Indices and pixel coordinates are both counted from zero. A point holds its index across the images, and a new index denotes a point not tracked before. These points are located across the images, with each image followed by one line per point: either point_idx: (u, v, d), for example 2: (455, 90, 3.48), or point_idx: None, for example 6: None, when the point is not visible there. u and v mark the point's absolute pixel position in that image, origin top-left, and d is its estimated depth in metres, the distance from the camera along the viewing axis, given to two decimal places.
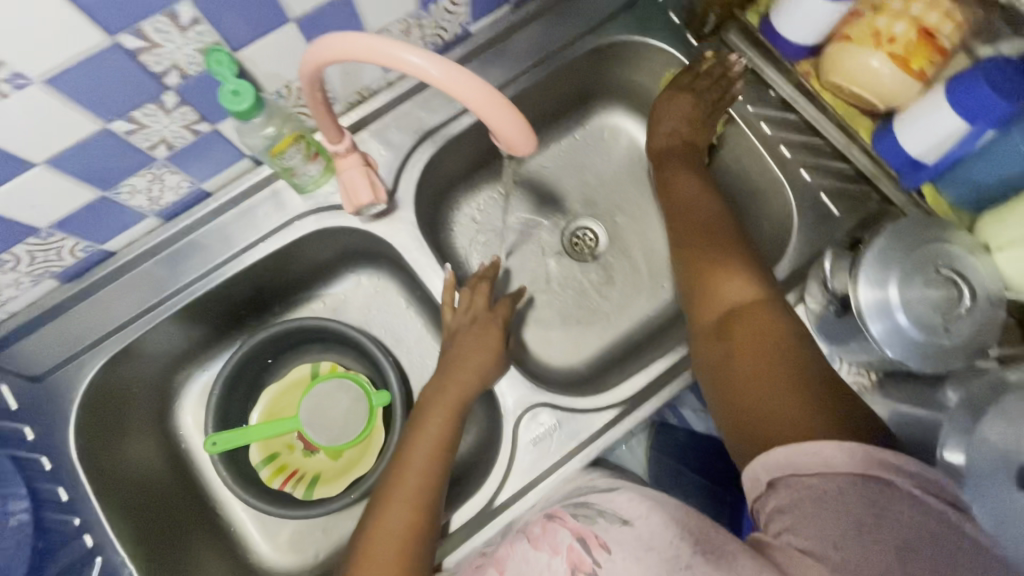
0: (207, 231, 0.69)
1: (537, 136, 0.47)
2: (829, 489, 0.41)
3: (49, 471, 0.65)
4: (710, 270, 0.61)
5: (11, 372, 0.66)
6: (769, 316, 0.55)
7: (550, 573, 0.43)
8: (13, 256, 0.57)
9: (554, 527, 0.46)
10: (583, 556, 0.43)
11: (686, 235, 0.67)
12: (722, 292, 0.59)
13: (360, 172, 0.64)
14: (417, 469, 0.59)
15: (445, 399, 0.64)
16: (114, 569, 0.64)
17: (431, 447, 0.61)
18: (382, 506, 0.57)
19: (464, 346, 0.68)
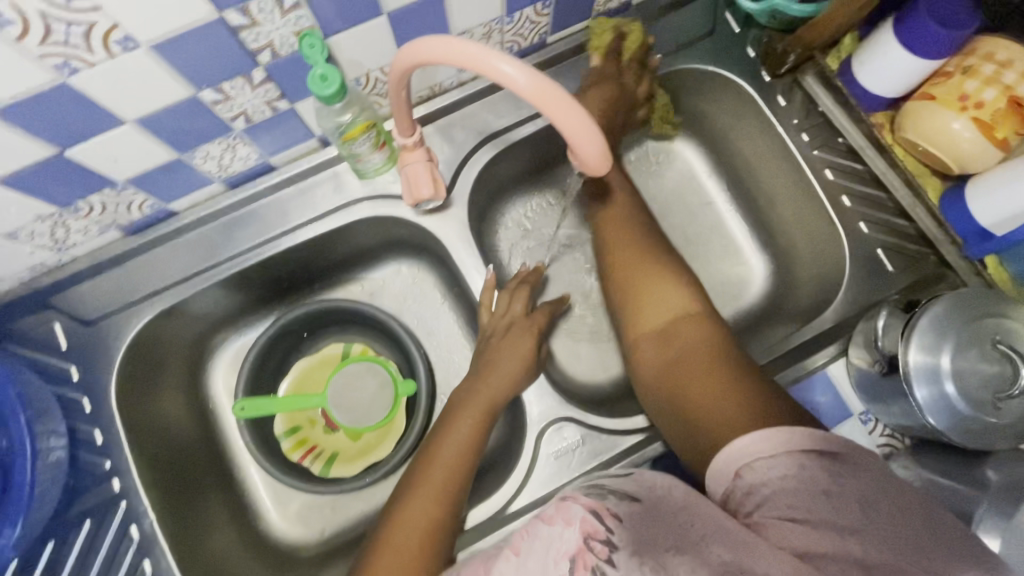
0: (267, 204, 0.71)
1: (611, 157, 0.47)
2: (788, 464, 0.44)
3: (89, 413, 0.67)
4: (642, 285, 0.65)
5: (66, 313, 0.68)
6: (700, 330, 0.59)
7: (562, 543, 0.43)
8: (87, 205, 0.60)
9: (568, 505, 0.45)
10: (596, 525, 0.43)
11: (619, 244, 0.69)
12: (653, 305, 0.63)
13: (425, 166, 0.65)
14: (446, 463, 0.60)
15: (482, 397, 0.65)
16: (137, 515, 0.66)
17: (461, 445, 0.62)
18: (410, 494, 0.59)
19: (502, 357, 0.68)
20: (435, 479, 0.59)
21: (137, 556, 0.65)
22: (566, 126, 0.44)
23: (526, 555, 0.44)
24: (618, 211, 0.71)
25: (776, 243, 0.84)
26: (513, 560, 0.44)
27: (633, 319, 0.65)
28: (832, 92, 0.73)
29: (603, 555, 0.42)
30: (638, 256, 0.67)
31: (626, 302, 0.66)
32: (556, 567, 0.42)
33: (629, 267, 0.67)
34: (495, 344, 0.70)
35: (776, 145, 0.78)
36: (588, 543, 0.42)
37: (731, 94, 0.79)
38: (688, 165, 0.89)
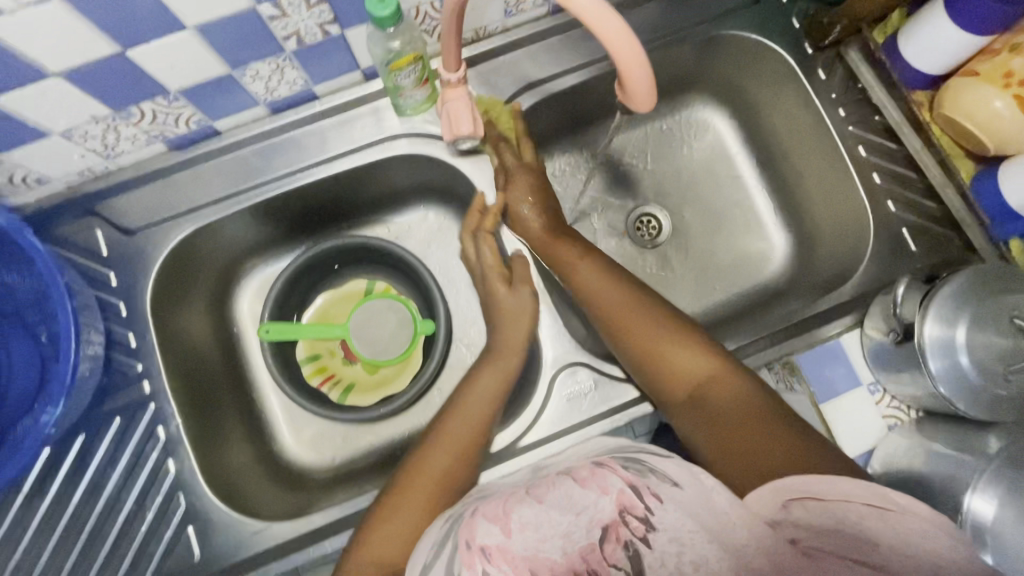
0: (307, 132, 0.73)
1: (656, 90, 0.48)
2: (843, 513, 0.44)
3: (125, 318, 0.70)
4: (662, 344, 0.62)
5: (108, 221, 0.70)
6: (736, 384, 0.58)
7: (597, 510, 0.45)
8: (139, 112, 0.61)
9: (603, 472, 0.48)
10: (633, 500, 0.46)
11: (614, 309, 0.65)
12: (677, 365, 0.60)
13: (466, 104, 0.67)
14: (472, 417, 0.63)
15: (506, 357, 0.67)
16: (164, 418, 0.69)
17: (485, 399, 0.65)
18: (433, 444, 0.62)
19: (507, 305, 0.71)
20: (459, 436, 0.62)
21: (162, 456, 0.68)
22: (619, 56, 0.45)
23: (549, 505, 0.47)
24: (602, 282, 0.67)
25: (800, 220, 0.85)
26: (535, 506, 0.47)
27: (651, 378, 0.62)
28: (874, 66, 0.74)
29: (638, 532, 0.45)
30: (643, 317, 0.64)
31: (639, 361, 0.63)
32: (588, 533, 0.45)
33: (635, 328, 0.63)
34: (496, 293, 0.72)
35: (812, 119, 0.78)
36: (624, 517, 0.45)
37: (771, 65, 0.79)
38: (718, 139, 0.90)
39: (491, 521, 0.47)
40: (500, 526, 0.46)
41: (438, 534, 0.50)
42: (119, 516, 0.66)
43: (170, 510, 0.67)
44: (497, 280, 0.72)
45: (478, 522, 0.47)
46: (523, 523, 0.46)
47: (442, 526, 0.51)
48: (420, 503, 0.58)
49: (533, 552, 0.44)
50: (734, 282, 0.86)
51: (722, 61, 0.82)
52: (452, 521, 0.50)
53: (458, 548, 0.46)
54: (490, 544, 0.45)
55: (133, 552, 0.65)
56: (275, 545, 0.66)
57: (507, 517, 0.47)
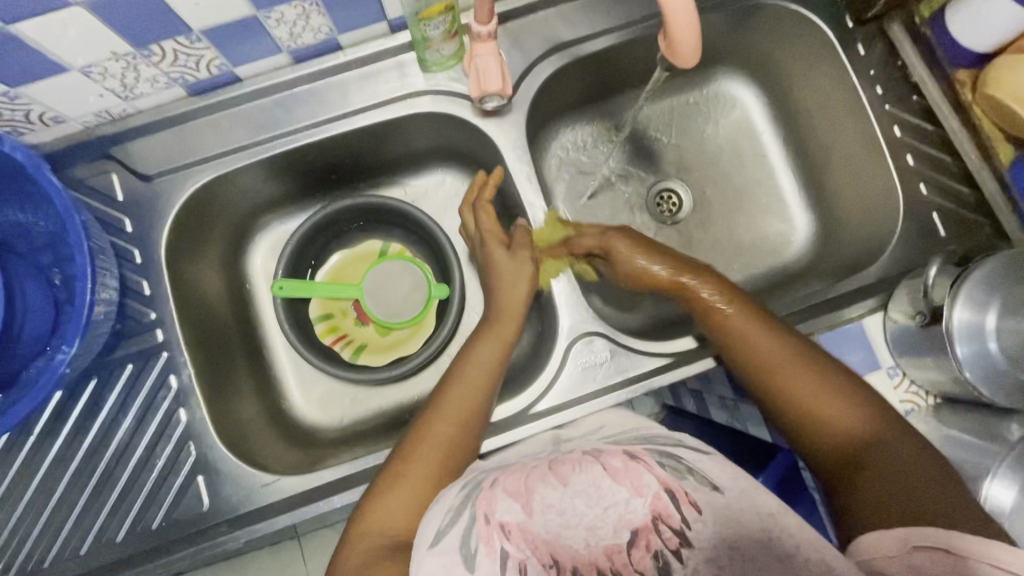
0: (330, 84, 0.71)
1: (701, 39, 0.45)
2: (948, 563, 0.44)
3: (139, 265, 0.69)
4: (823, 393, 0.55)
5: (124, 166, 0.69)
6: (905, 445, 0.52)
7: (627, 509, 0.43)
8: (160, 51, 0.60)
9: (637, 468, 0.45)
10: (669, 508, 0.43)
11: (766, 353, 0.59)
12: (839, 419, 0.54)
13: (495, 59, 0.65)
14: (472, 386, 0.61)
15: (505, 324, 0.67)
16: (176, 367, 0.68)
17: (485, 368, 0.63)
18: (433, 414, 0.59)
19: (504, 270, 0.70)
20: (461, 405, 0.60)
21: (173, 406, 0.68)
22: (674, 20, 0.44)
23: (575, 491, 0.44)
24: (750, 332, 0.60)
25: (825, 202, 0.83)
26: (560, 488, 0.45)
27: (806, 440, 0.56)
28: (917, 43, 0.72)
29: (671, 544, 0.42)
30: (800, 374, 0.57)
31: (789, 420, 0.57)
32: (616, 532, 0.42)
33: (792, 379, 0.57)
34: (492, 256, 0.71)
35: (847, 96, 0.76)
36: (657, 523, 0.42)
37: (809, 39, 0.77)
38: (747, 115, 0.88)
39: (512, 497, 0.45)
40: (522, 504, 0.44)
41: (453, 501, 0.49)
42: (130, 462, 0.66)
43: (180, 459, 0.67)
44: (493, 242, 0.71)
45: (498, 496, 0.46)
46: (547, 505, 0.44)
47: (458, 494, 0.49)
48: (425, 475, 0.55)
49: (553, 537, 0.42)
50: (753, 262, 0.85)
51: (757, 33, 0.79)
52: (471, 490, 0.49)
53: (476, 520, 0.44)
54: (509, 520, 0.44)
55: (143, 497, 0.66)
56: (285, 497, 0.66)
57: (530, 495, 0.45)
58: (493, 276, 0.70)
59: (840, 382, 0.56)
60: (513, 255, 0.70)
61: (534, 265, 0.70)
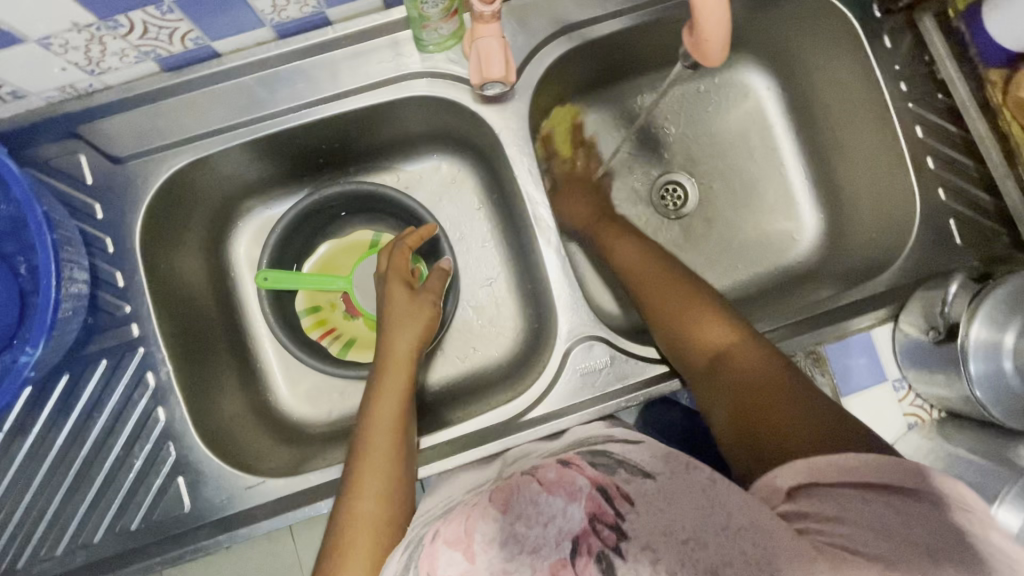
0: (318, 61, 0.66)
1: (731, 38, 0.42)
2: (853, 496, 0.43)
3: (111, 255, 0.65)
4: (682, 315, 0.60)
5: (92, 146, 0.64)
6: (754, 359, 0.55)
7: (564, 518, 0.41)
8: (128, 22, 0.54)
9: (572, 474, 0.44)
10: (604, 506, 0.42)
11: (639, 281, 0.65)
12: (695, 334, 0.58)
13: (499, 43, 0.60)
14: (381, 454, 0.57)
15: (396, 370, 0.62)
16: (152, 364, 0.65)
17: (388, 430, 0.58)
18: (351, 494, 0.55)
19: (398, 308, 0.66)
20: (376, 479, 0.55)
21: (151, 404, 0.64)
22: (709, 40, 0.41)
23: (516, 515, 0.41)
24: (643, 261, 0.67)
25: (837, 201, 0.80)
26: (501, 519, 0.41)
27: (691, 359, 0.58)
28: (949, 39, 0.68)
29: (610, 542, 0.40)
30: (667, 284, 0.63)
31: (674, 335, 0.60)
32: (558, 545, 0.40)
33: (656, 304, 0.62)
34: (393, 296, 0.67)
35: (868, 90, 0.72)
36: (594, 523, 0.41)
37: (830, 29, 0.72)
38: (759, 107, 0.83)
39: (452, 546, 0.41)
40: (462, 551, 0.41)
41: (398, 564, 0.45)
42: (106, 461, 0.63)
43: (160, 459, 0.64)
44: (396, 280, 0.68)
45: (439, 550, 0.42)
46: (489, 541, 0.40)
47: (401, 556, 0.45)
48: (364, 566, 0.51)
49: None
50: (758, 261, 0.82)
51: (776, 19, 0.75)
52: (412, 549, 0.45)
53: None
54: (451, 575, 0.40)
55: (120, 500, 0.63)
56: (271, 500, 0.64)
57: (471, 538, 0.41)
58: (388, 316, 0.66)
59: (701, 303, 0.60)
60: (415, 295, 0.68)
61: (434, 308, 0.68)
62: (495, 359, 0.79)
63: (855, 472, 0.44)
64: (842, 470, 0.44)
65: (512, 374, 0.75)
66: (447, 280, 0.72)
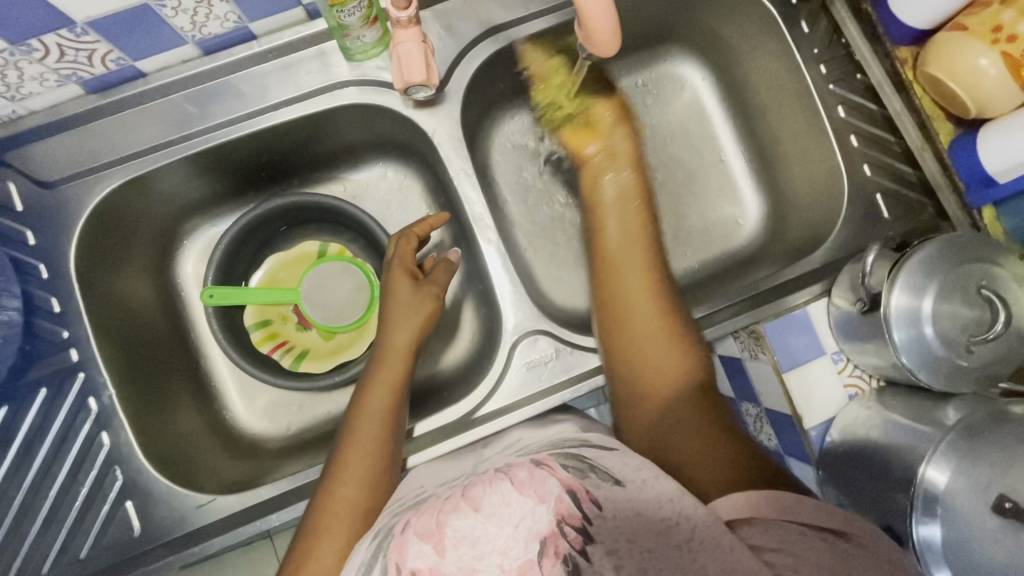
0: (246, 76, 0.66)
1: (617, 21, 0.46)
2: (791, 532, 0.39)
3: (46, 280, 0.64)
4: (649, 329, 0.58)
5: (20, 172, 0.64)
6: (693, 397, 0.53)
7: (533, 521, 0.40)
8: (42, 46, 0.54)
9: (542, 475, 0.43)
10: (572, 509, 0.40)
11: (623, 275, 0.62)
12: (649, 351, 0.57)
13: (418, 47, 0.61)
14: (368, 442, 0.57)
15: (392, 363, 0.62)
16: (95, 388, 0.64)
17: (376, 420, 0.58)
18: (333, 480, 0.55)
19: (400, 301, 0.65)
20: (362, 468, 0.56)
21: (95, 428, 0.64)
22: (599, 29, 0.46)
23: (488, 514, 0.41)
24: (628, 254, 0.64)
25: (774, 183, 0.82)
26: (473, 516, 0.41)
27: (627, 378, 0.57)
28: (859, 20, 0.70)
29: (577, 544, 0.39)
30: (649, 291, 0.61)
31: (631, 356, 0.58)
32: (525, 547, 0.39)
33: (629, 307, 0.60)
34: (396, 288, 0.66)
35: (791, 74, 0.74)
36: (561, 526, 0.39)
37: (752, 17, 0.74)
38: (695, 97, 0.85)
39: (423, 539, 0.41)
40: (433, 544, 0.40)
41: (366, 554, 0.43)
42: (51, 490, 0.62)
43: (107, 485, 0.63)
44: (401, 271, 0.67)
45: (410, 541, 0.41)
46: (458, 537, 0.40)
47: (369, 546, 0.44)
48: (331, 554, 0.51)
49: (467, 572, 0.39)
50: (705, 248, 0.83)
51: (700, 11, 0.77)
52: (382, 538, 0.44)
53: (387, 571, 0.40)
54: (422, 566, 0.40)
55: (68, 528, 0.62)
56: (223, 517, 0.63)
57: (441, 531, 0.41)
58: (388, 306, 0.65)
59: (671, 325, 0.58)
60: (418, 288, 0.66)
61: (438, 301, 0.67)
62: (451, 363, 0.79)
63: (794, 511, 0.40)
64: (781, 503, 0.41)
65: (468, 375, 0.76)
66: (452, 273, 0.70)
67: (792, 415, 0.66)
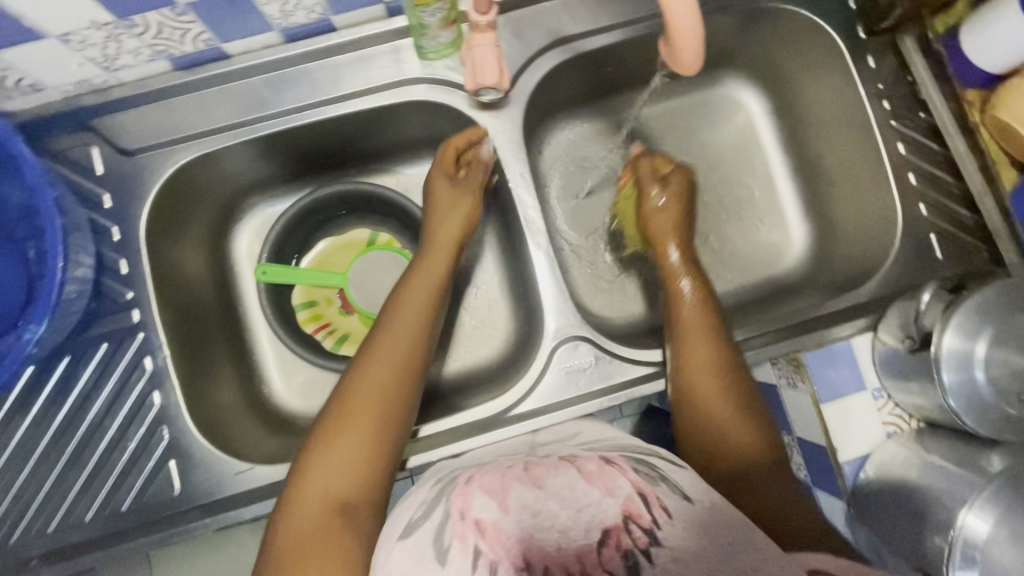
0: (322, 65, 0.69)
1: (703, 34, 0.47)
2: None
3: (117, 243, 0.67)
4: (722, 407, 0.57)
5: (104, 139, 0.67)
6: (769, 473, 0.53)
7: (597, 509, 0.39)
8: (143, 22, 0.57)
9: (612, 471, 0.42)
10: (641, 509, 0.39)
11: (698, 371, 0.60)
12: (725, 429, 0.56)
13: (491, 52, 0.64)
14: (403, 335, 0.57)
15: (432, 264, 0.64)
16: (151, 349, 0.67)
17: (416, 316, 0.59)
18: (367, 360, 0.55)
19: (443, 203, 0.68)
20: (395, 366, 0.55)
21: (147, 387, 0.66)
22: (683, 47, 0.48)
23: (551, 493, 0.40)
24: (698, 345, 0.61)
25: (821, 213, 0.82)
26: (535, 490, 0.40)
27: (695, 445, 0.57)
28: (929, 62, 0.70)
29: (641, 544, 0.37)
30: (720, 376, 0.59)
31: (704, 430, 0.57)
32: (586, 532, 0.37)
33: (701, 389, 0.59)
34: (439, 192, 0.69)
35: (853, 106, 0.74)
36: (627, 522, 0.38)
37: (819, 48, 0.75)
38: (750, 122, 0.86)
39: (487, 495, 0.41)
40: (496, 502, 0.40)
41: (428, 494, 0.45)
42: (101, 443, 0.65)
43: (153, 443, 0.66)
44: (443, 177, 0.69)
45: (474, 494, 0.41)
46: (520, 504, 0.39)
47: (432, 488, 0.46)
48: (357, 441, 0.50)
49: (526, 535, 0.37)
50: (747, 273, 0.83)
51: (767, 39, 0.77)
52: (445, 487, 0.45)
53: (450, 516, 0.40)
54: (484, 518, 0.39)
55: (112, 481, 0.65)
56: (258, 487, 0.65)
57: (506, 492, 0.41)
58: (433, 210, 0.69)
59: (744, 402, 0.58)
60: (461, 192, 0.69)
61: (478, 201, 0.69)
62: (485, 359, 0.80)
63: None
64: None
65: (501, 374, 0.77)
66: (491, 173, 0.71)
67: (827, 446, 0.64)
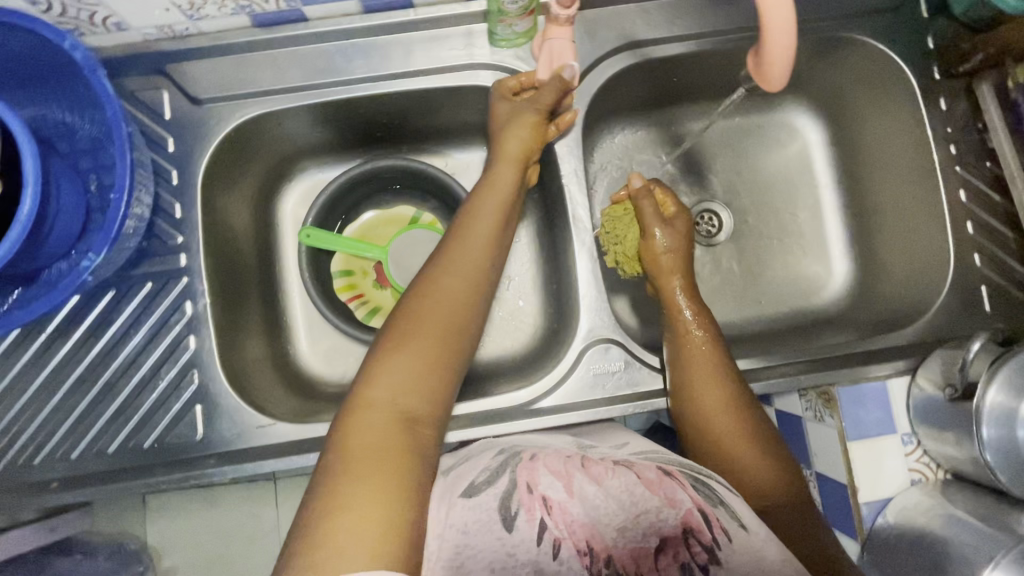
0: (394, 40, 0.70)
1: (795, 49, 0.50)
2: None
3: (175, 187, 0.69)
4: (735, 444, 0.57)
5: (176, 85, 0.69)
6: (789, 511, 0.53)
7: (656, 516, 0.43)
8: None
9: (673, 484, 0.45)
10: (700, 525, 0.43)
11: (707, 404, 0.60)
12: (742, 468, 0.56)
13: (568, 44, 0.66)
14: (473, 250, 0.57)
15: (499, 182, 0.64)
16: (193, 294, 0.68)
17: (486, 233, 0.59)
18: (439, 269, 0.55)
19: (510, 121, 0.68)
20: (463, 277, 0.55)
21: (184, 331, 0.68)
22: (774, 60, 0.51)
23: (615, 494, 0.44)
24: (705, 377, 0.61)
25: (867, 251, 0.81)
26: (597, 487, 0.45)
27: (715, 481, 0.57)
28: (1004, 109, 0.68)
29: (699, 559, 0.41)
30: (730, 412, 0.59)
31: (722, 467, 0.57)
32: (643, 536, 0.43)
33: (712, 425, 0.59)
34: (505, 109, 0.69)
35: (918, 146, 0.73)
36: (687, 536, 0.42)
37: (890, 84, 0.74)
38: (806, 151, 0.85)
39: (554, 475, 0.46)
40: (564, 484, 0.45)
41: (491, 462, 0.50)
42: (133, 378, 0.67)
43: (182, 386, 0.67)
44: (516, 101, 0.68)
45: (541, 471, 0.47)
46: (583, 494, 0.45)
47: (496, 457, 0.51)
48: (425, 344, 0.50)
49: (591, 522, 0.43)
50: (782, 300, 0.82)
51: (838, 69, 0.76)
52: (507, 458, 0.50)
53: (519, 487, 0.45)
54: (551, 496, 0.44)
55: (139, 417, 0.66)
56: (277, 443, 0.66)
57: (571, 477, 0.46)
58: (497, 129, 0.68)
59: (759, 438, 0.58)
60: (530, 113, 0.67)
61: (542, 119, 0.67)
62: (510, 349, 0.80)
63: None
64: None
65: (525, 367, 0.77)
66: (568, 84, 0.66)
67: (848, 485, 0.63)
